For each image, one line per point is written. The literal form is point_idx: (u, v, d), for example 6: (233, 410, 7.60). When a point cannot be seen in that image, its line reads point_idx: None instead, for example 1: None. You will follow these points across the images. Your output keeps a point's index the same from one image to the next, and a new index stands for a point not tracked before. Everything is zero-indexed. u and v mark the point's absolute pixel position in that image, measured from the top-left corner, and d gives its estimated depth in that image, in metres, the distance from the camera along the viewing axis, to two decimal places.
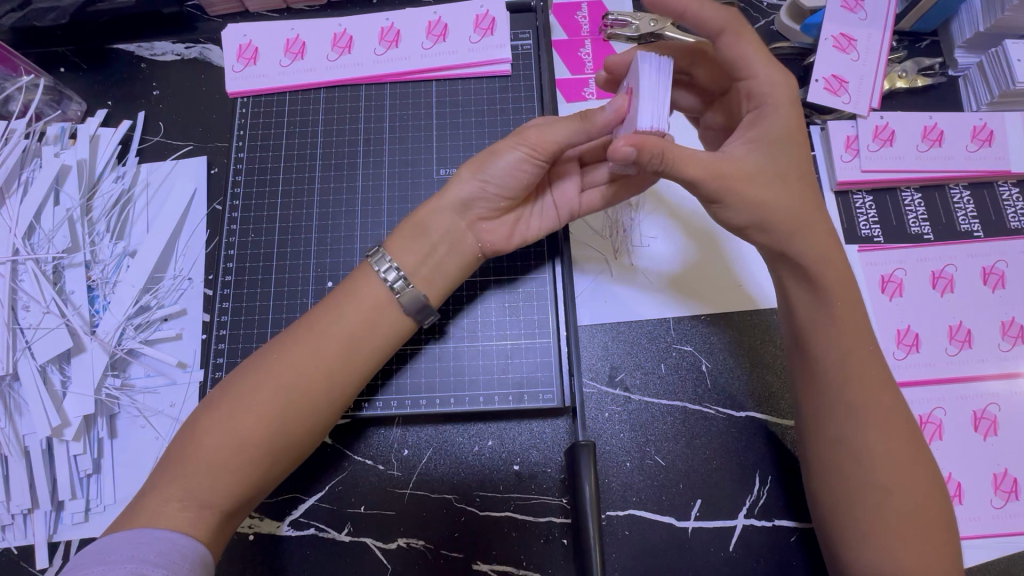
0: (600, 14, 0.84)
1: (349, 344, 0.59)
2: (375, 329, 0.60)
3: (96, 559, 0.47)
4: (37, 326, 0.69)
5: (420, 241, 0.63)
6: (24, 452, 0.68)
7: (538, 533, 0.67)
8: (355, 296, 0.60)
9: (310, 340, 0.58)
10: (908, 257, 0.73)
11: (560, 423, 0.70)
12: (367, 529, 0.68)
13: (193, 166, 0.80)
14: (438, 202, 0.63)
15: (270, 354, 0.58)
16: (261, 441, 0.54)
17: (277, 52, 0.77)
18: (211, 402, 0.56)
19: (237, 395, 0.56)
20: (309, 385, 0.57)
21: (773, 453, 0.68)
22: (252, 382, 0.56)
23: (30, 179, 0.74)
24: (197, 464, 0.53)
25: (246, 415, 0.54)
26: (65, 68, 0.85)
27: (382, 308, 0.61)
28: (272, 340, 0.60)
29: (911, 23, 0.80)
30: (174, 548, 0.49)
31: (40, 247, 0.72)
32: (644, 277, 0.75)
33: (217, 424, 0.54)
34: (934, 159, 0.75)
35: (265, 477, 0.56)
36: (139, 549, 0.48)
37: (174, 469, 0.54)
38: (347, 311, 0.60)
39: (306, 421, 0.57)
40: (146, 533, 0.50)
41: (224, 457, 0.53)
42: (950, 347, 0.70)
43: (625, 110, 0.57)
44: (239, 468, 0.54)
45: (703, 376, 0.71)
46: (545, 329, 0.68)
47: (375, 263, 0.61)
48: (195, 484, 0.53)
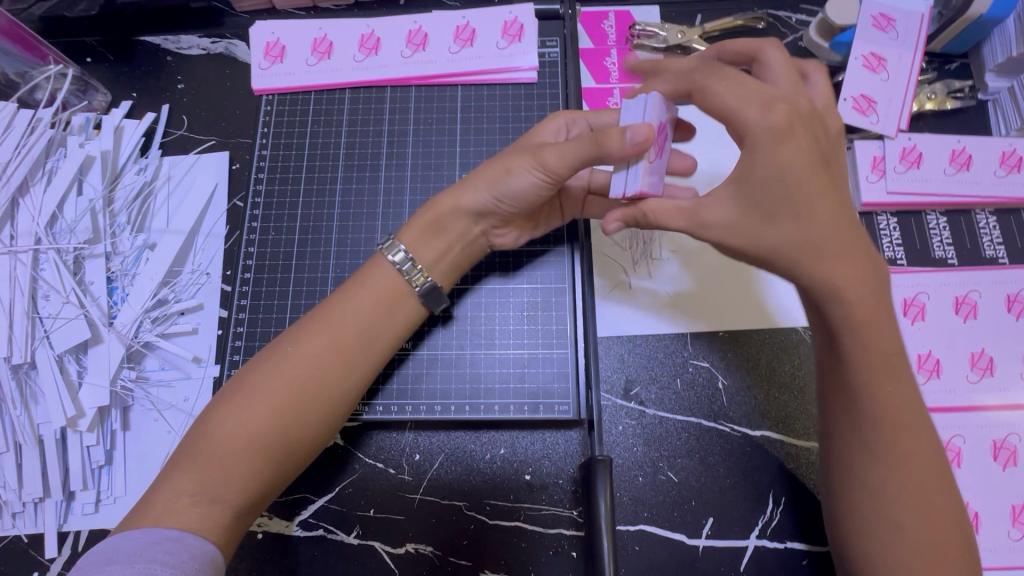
0: (626, 25, 0.84)
1: (363, 336, 0.59)
2: (389, 319, 0.60)
3: (106, 557, 0.47)
4: (56, 316, 0.69)
5: (435, 240, 0.62)
6: (38, 441, 0.68)
7: (548, 545, 0.66)
8: (369, 287, 0.60)
9: (323, 331, 0.58)
10: (933, 280, 0.72)
11: (574, 435, 0.69)
12: (376, 532, 0.68)
13: (215, 161, 0.80)
14: (452, 203, 0.62)
15: (283, 348, 0.58)
16: (275, 432, 0.54)
17: (305, 52, 0.77)
18: (224, 397, 0.56)
19: (251, 389, 0.55)
20: (324, 377, 0.57)
21: (789, 471, 0.68)
22: (264, 377, 0.56)
23: (54, 168, 0.74)
24: (212, 457, 0.53)
25: (261, 408, 0.54)
26: (91, 59, 0.86)
27: (397, 297, 0.61)
28: (282, 334, 0.59)
29: (942, 44, 0.79)
30: (185, 548, 0.49)
31: (62, 237, 0.72)
32: (657, 297, 0.74)
33: (229, 417, 0.54)
34: (961, 183, 0.74)
35: (279, 470, 0.55)
36: (149, 548, 0.48)
37: (186, 465, 0.53)
38: (361, 302, 0.59)
39: (321, 412, 0.57)
40: (157, 532, 0.49)
41: (239, 450, 0.53)
42: (971, 374, 0.69)
43: (648, 139, 0.51)
44: (254, 466, 0.54)
45: (719, 394, 0.71)
46: (562, 340, 0.67)
47: (388, 251, 0.61)
48: (208, 480, 0.52)
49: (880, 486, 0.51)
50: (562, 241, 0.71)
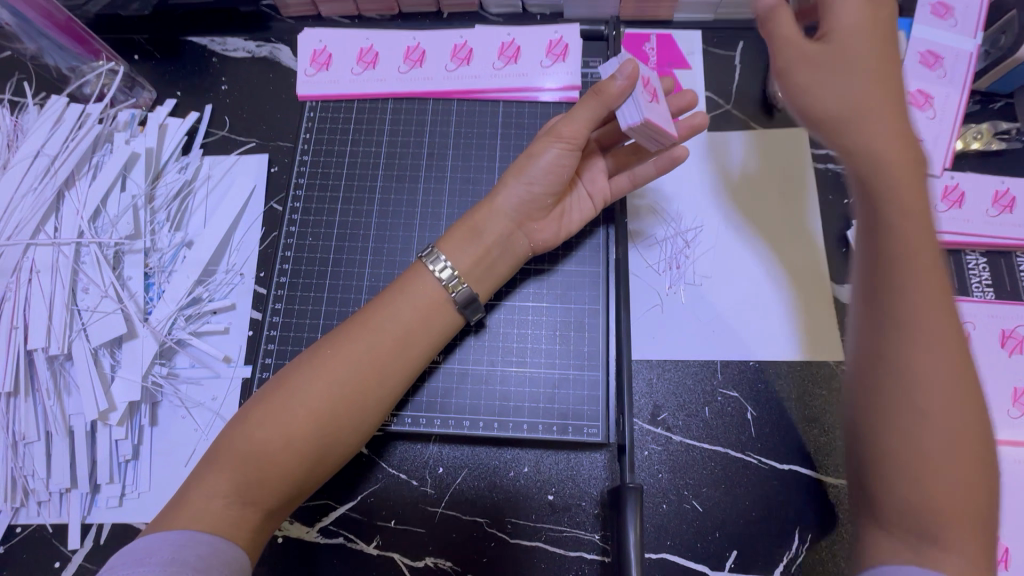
0: (667, 48, 0.85)
1: (401, 343, 0.59)
2: (428, 327, 0.61)
3: (139, 557, 0.46)
4: (94, 310, 0.70)
5: (474, 244, 0.63)
6: (68, 432, 0.68)
7: (568, 568, 0.66)
8: (409, 294, 0.61)
9: (364, 336, 0.58)
10: (979, 311, 0.71)
11: (599, 457, 0.69)
12: (397, 544, 0.67)
13: (255, 163, 0.81)
14: (484, 204, 0.64)
15: (325, 348, 0.58)
16: (313, 433, 0.54)
17: (350, 60, 0.78)
18: (263, 395, 0.56)
19: (291, 388, 0.56)
20: (362, 383, 0.57)
21: (816, 509, 0.67)
22: (304, 378, 0.56)
23: (100, 163, 0.75)
24: (249, 455, 0.53)
25: (301, 406, 0.55)
26: (138, 56, 0.87)
27: (435, 305, 0.61)
28: (323, 337, 0.60)
29: (987, 83, 0.79)
30: (216, 552, 0.48)
31: (104, 231, 0.73)
32: (691, 306, 0.74)
33: (268, 415, 0.55)
34: (1003, 225, 0.73)
35: (310, 472, 0.55)
36: (180, 550, 0.47)
37: (220, 465, 0.53)
38: (404, 308, 0.60)
39: (357, 415, 0.57)
40: (187, 535, 0.49)
41: (274, 447, 0.53)
42: (1013, 410, 0.68)
43: (635, 73, 0.58)
44: (289, 468, 0.54)
45: (747, 425, 0.70)
46: (594, 362, 0.67)
47: (428, 261, 0.62)
48: (242, 478, 0.52)
49: (919, 417, 0.46)
50: (597, 262, 0.71)
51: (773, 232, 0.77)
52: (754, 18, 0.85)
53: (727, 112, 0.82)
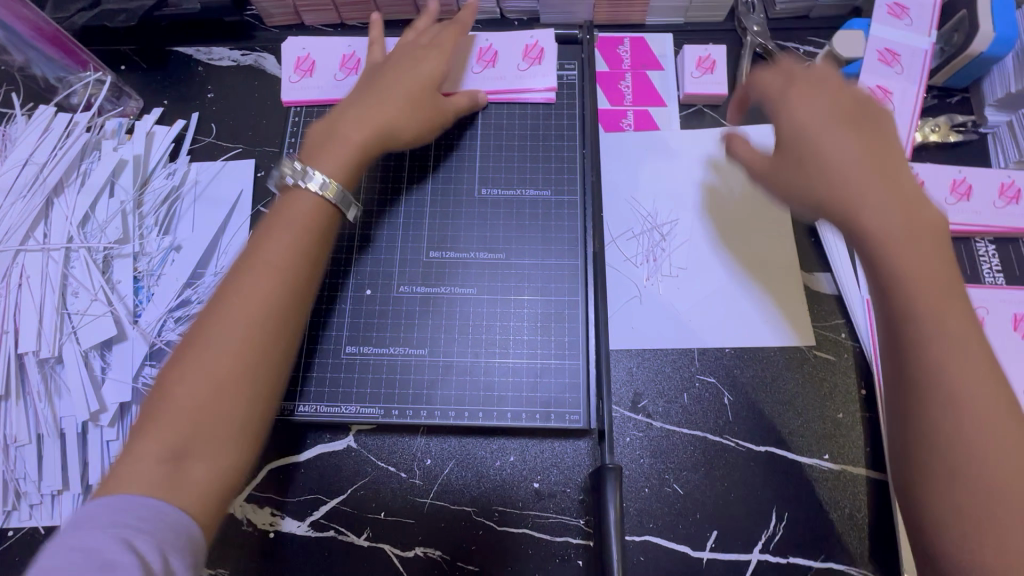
0: (640, 50, 0.89)
1: (298, 256, 0.56)
2: (313, 236, 0.58)
3: (74, 524, 0.43)
4: (84, 313, 0.71)
5: (332, 144, 0.63)
6: (59, 434, 0.69)
7: (554, 553, 0.67)
8: (291, 210, 0.58)
9: (252, 262, 0.55)
10: None
11: (582, 444, 0.71)
12: (388, 536, 0.69)
13: (242, 168, 0.83)
14: (328, 129, 0.65)
15: (231, 288, 0.53)
16: (239, 366, 0.51)
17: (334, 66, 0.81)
18: (171, 357, 0.51)
19: (205, 335, 0.51)
20: (270, 305, 0.53)
21: (791, 489, 0.69)
22: (211, 321, 0.52)
23: (88, 170, 0.77)
24: (179, 411, 0.49)
25: (224, 347, 0.51)
26: (125, 67, 0.89)
27: (316, 213, 0.59)
28: (221, 282, 0.54)
29: (943, 79, 0.83)
30: (164, 519, 0.45)
31: (93, 237, 0.74)
32: (668, 296, 0.77)
33: (182, 372, 0.50)
34: (962, 213, 0.77)
35: (252, 412, 0.51)
36: (121, 516, 0.43)
37: (148, 430, 0.48)
38: (289, 224, 0.57)
39: (281, 340, 0.53)
40: (134, 501, 0.45)
41: (202, 396, 0.49)
42: None
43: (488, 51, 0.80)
44: (224, 412, 0.50)
45: (724, 409, 0.72)
46: (575, 351, 0.69)
47: (300, 178, 0.59)
48: (173, 438, 0.48)
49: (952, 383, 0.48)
50: (576, 255, 0.73)
51: (747, 218, 0.79)
52: (721, 20, 0.89)
53: (698, 110, 0.86)
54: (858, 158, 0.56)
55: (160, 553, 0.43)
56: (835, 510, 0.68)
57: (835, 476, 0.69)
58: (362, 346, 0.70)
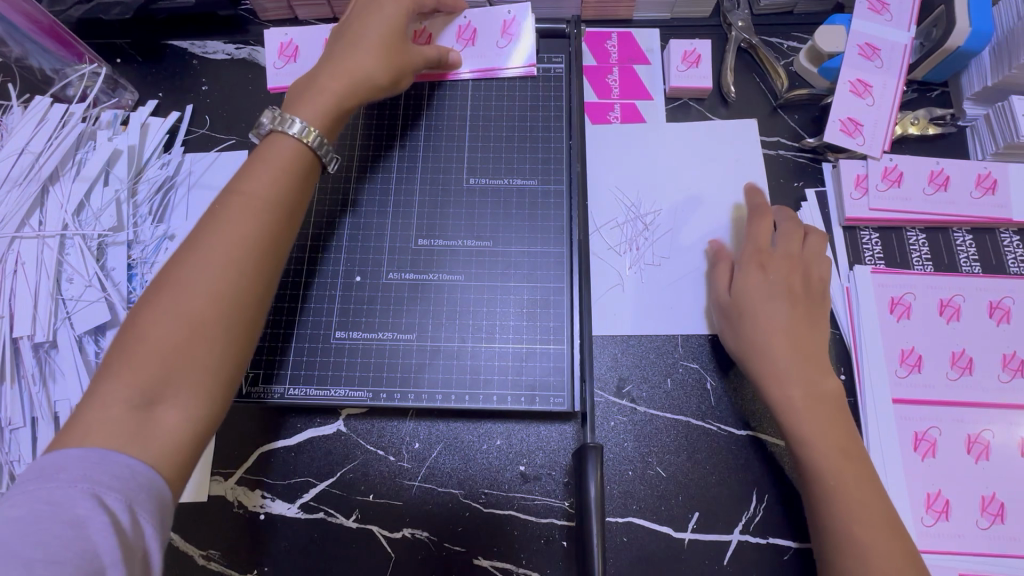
0: (627, 45, 0.90)
1: (280, 205, 0.57)
2: (295, 186, 0.59)
3: (45, 474, 0.43)
4: (78, 299, 0.72)
5: (314, 99, 0.63)
6: (54, 418, 0.70)
7: (539, 534, 0.69)
8: (271, 157, 0.59)
9: (235, 207, 0.55)
10: (918, 284, 0.76)
11: (567, 428, 0.72)
12: (376, 518, 0.70)
13: (235, 158, 0.84)
14: (305, 83, 0.65)
15: (206, 228, 0.54)
16: (212, 312, 0.50)
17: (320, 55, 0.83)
18: (146, 295, 0.51)
19: (179, 274, 0.51)
20: (252, 247, 0.54)
21: (772, 472, 0.71)
22: (189, 259, 0.52)
23: (84, 160, 0.78)
24: (152, 350, 0.48)
25: (198, 287, 0.50)
26: (120, 59, 0.90)
27: (295, 163, 0.60)
28: (196, 225, 0.55)
29: (923, 73, 0.85)
30: (135, 476, 0.44)
31: (87, 224, 0.75)
32: (652, 284, 0.79)
33: (158, 309, 0.49)
34: (939, 203, 0.78)
35: (226, 353, 0.51)
36: (93, 469, 0.43)
37: (119, 373, 0.47)
38: (270, 170, 0.58)
39: (258, 285, 0.53)
40: (104, 453, 0.44)
41: (175, 337, 0.49)
42: (951, 372, 0.73)
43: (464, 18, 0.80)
44: (203, 350, 0.49)
45: (707, 394, 0.74)
46: (559, 336, 0.70)
47: (281, 126, 0.61)
48: (145, 376, 0.47)
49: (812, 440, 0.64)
50: (562, 243, 0.74)
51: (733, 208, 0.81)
52: (706, 16, 0.91)
53: (684, 104, 0.88)
54: (778, 325, 0.69)
55: (131, 512, 0.43)
56: None
57: None
58: (351, 331, 0.71)
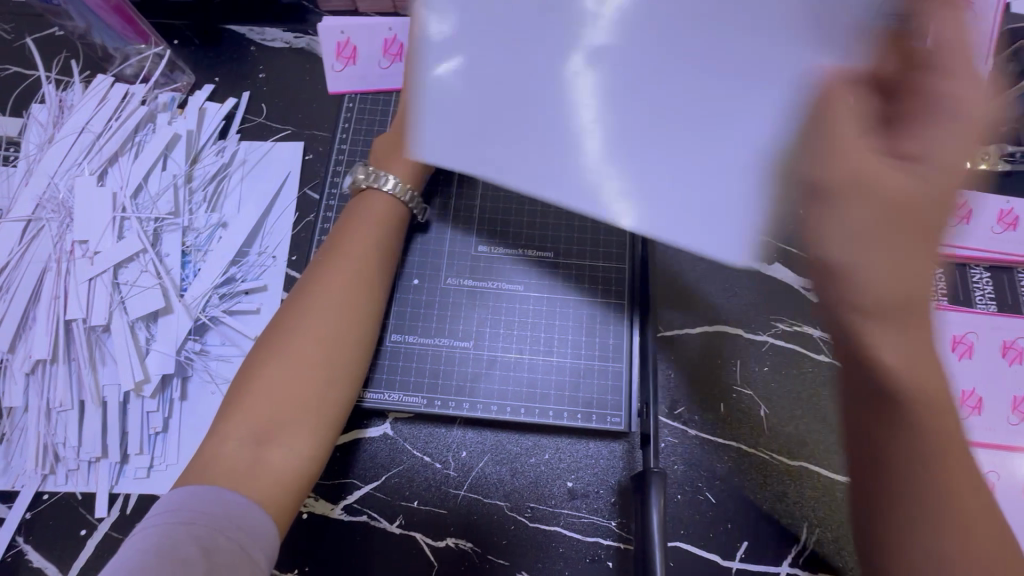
0: None
1: (380, 259, 0.65)
2: (389, 239, 0.66)
3: (174, 510, 0.49)
4: (133, 284, 0.71)
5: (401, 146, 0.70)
6: (101, 403, 0.70)
7: (585, 552, 0.68)
8: (366, 211, 0.67)
9: (339, 262, 0.63)
10: (980, 324, 0.75)
11: (617, 447, 0.71)
12: (420, 525, 0.69)
13: (290, 150, 0.83)
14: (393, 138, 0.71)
15: (315, 281, 0.62)
16: (314, 356, 0.58)
17: (377, 52, 0.83)
18: (262, 343, 0.59)
19: (291, 324, 0.59)
20: (354, 301, 0.62)
21: (823, 506, 0.70)
22: (301, 310, 0.60)
23: (142, 143, 0.77)
24: (267, 393, 0.56)
25: (304, 336, 0.58)
26: (178, 41, 0.89)
27: (389, 216, 0.67)
28: (303, 277, 0.63)
29: None
30: (244, 516, 0.50)
31: (144, 208, 0.74)
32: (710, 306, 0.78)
33: (273, 357, 0.57)
34: (1008, 242, 0.77)
35: (326, 395, 0.58)
36: (212, 508, 0.49)
37: (235, 413, 0.55)
38: (367, 223, 0.66)
39: (358, 327, 0.61)
40: (218, 488, 0.51)
41: (283, 381, 0.56)
42: (1011, 417, 0.71)
43: None
44: (308, 394, 0.57)
45: (761, 422, 0.73)
46: (618, 353, 0.69)
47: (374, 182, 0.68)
48: (261, 419, 0.55)
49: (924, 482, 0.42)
50: (623, 259, 0.73)
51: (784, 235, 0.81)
52: None
53: None
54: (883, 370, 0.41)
55: (241, 548, 0.48)
56: None
57: None
58: (407, 335, 0.70)
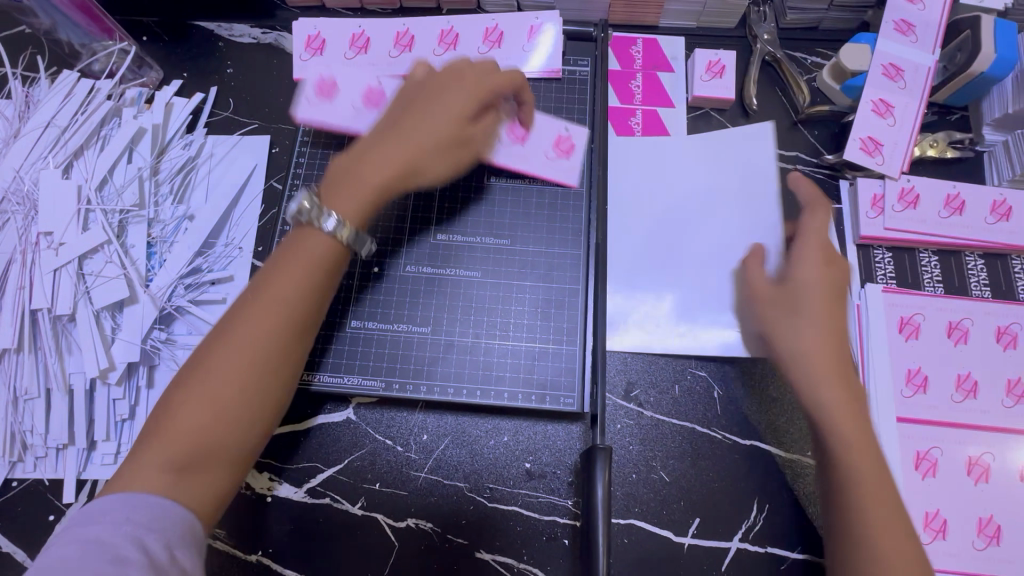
0: (652, 51, 0.91)
1: (312, 302, 0.57)
2: (325, 278, 0.58)
3: (93, 517, 0.48)
4: (98, 275, 0.73)
5: (356, 186, 0.61)
6: (68, 391, 0.71)
7: (542, 531, 0.70)
8: (303, 246, 0.58)
9: (265, 302, 0.55)
10: (927, 305, 0.77)
11: (574, 429, 0.73)
12: (381, 506, 0.71)
13: (257, 143, 0.85)
14: (349, 170, 0.62)
15: (237, 321, 0.55)
16: (241, 402, 0.53)
17: (356, 95, 0.80)
18: (180, 378, 0.54)
19: (208, 365, 0.53)
20: (279, 347, 0.55)
21: (773, 483, 0.72)
22: (221, 352, 0.54)
23: (108, 136, 0.79)
24: (181, 435, 0.51)
25: (224, 379, 0.53)
26: (146, 38, 0.91)
27: (329, 257, 0.58)
28: (226, 312, 0.56)
29: (944, 96, 0.86)
30: (170, 515, 0.49)
31: (109, 200, 0.76)
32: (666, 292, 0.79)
33: (191, 394, 0.52)
34: (954, 227, 0.79)
35: (247, 439, 0.54)
36: (134, 512, 0.48)
37: (155, 448, 0.51)
38: (300, 259, 0.58)
39: (282, 374, 0.55)
40: (143, 502, 0.49)
41: (206, 423, 0.52)
42: (955, 394, 0.73)
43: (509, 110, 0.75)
44: (228, 438, 0.53)
45: (714, 402, 0.75)
46: (572, 337, 0.71)
47: (317, 219, 0.58)
48: (175, 457, 0.51)
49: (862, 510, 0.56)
50: (579, 246, 0.75)
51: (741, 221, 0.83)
52: (730, 27, 0.92)
53: (705, 113, 0.89)
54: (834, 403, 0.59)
55: (166, 549, 0.47)
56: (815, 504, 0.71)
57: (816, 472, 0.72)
58: (367, 321, 0.72)
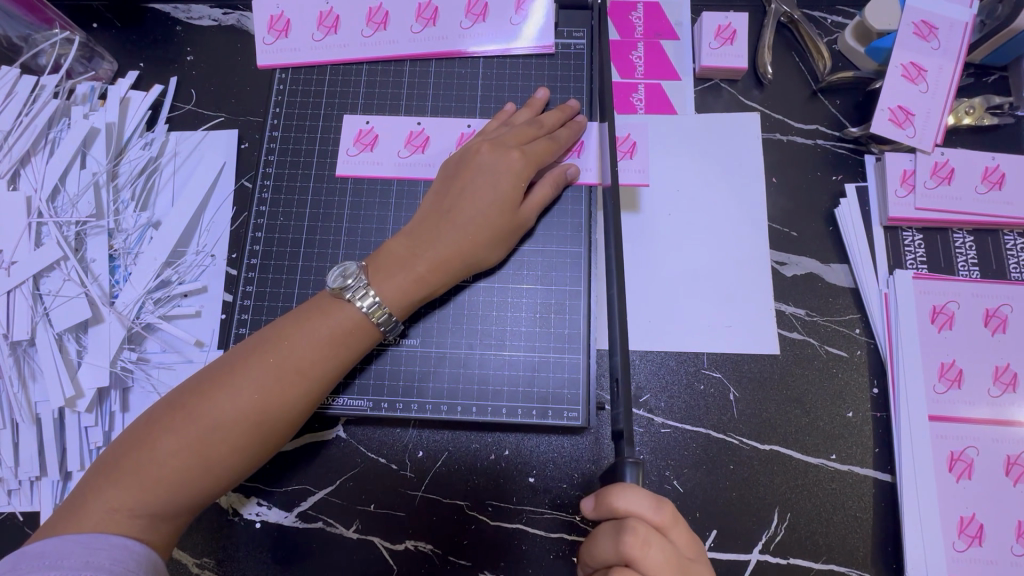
0: (654, 16, 0.82)
1: (323, 372, 0.58)
2: (340, 350, 0.58)
3: (48, 561, 0.46)
4: (56, 294, 0.67)
5: (403, 271, 0.61)
6: (35, 420, 0.66)
7: (548, 549, 0.66)
8: (327, 318, 0.58)
9: (277, 365, 0.56)
10: (963, 290, 0.70)
11: (580, 439, 0.68)
12: (377, 529, 0.67)
13: (224, 139, 0.77)
14: (402, 253, 0.62)
15: (241, 374, 0.55)
16: (219, 457, 0.53)
17: (397, 143, 0.72)
18: (166, 414, 0.53)
19: (204, 414, 0.53)
20: (278, 408, 0.55)
21: (794, 491, 0.67)
22: (216, 401, 0.53)
23: (58, 139, 0.72)
24: (159, 474, 0.51)
25: (213, 431, 0.53)
26: (96, 24, 0.82)
27: (352, 333, 0.59)
28: (231, 359, 0.56)
29: (981, 57, 0.77)
30: (130, 555, 0.49)
31: (64, 211, 0.69)
32: (676, 286, 0.73)
33: (176, 438, 0.52)
34: (992, 203, 0.72)
35: (224, 483, 0.54)
36: (94, 555, 0.47)
37: (122, 477, 0.51)
38: (319, 330, 0.58)
39: (276, 433, 0.56)
40: (101, 537, 0.49)
41: (190, 467, 0.52)
42: (993, 388, 0.68)
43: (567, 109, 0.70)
44: (206, 484, 0.53)
45: (729, 406, 0.69)
46: (575, 344, 0.65)
47: (354, 297, 0.59)
48: (148, 493, 0.51)
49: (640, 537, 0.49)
50: (579, 243, 0.68)
51: (757, 204, 0.75)
52: None
53: (715, 85, 0.80)
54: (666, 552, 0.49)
55: None
56: (840, 512, 0.66)
57: (841, 477, 0.67)
58: None
